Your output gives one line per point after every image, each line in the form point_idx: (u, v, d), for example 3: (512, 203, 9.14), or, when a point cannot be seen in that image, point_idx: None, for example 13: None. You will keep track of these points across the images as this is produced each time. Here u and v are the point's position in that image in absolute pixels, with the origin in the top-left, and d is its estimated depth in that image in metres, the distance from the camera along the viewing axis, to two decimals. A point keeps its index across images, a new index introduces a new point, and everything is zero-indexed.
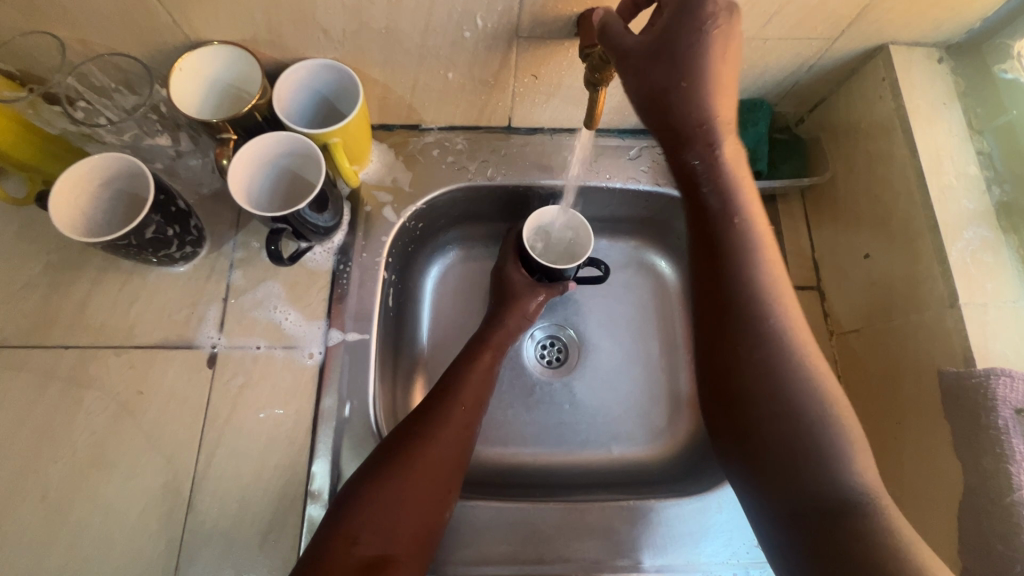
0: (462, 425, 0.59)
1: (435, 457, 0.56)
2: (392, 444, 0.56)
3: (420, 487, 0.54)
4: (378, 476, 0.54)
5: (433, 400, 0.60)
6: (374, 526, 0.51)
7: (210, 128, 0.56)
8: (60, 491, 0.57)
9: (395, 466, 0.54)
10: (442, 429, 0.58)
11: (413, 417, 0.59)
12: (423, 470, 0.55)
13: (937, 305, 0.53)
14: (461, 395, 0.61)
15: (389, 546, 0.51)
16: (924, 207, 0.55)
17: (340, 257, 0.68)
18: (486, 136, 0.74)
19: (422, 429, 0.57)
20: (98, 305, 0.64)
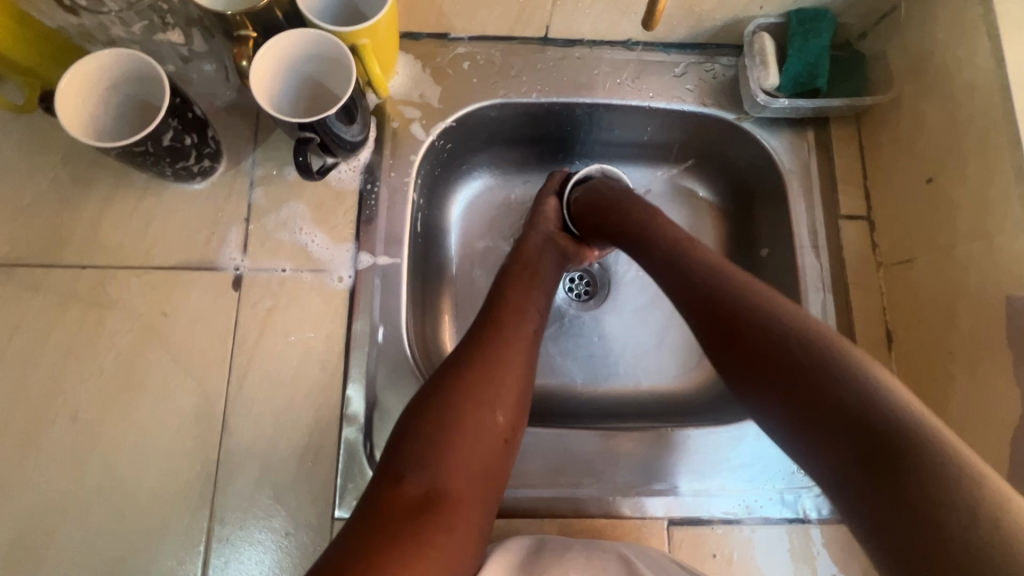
0: (518, 358, 0.54)
1: (492, 390, 0.51)
2: (440, 379, 0.52)
3: (473, 422, 0.49)
4: (429, 410, 0.50)
5: (480, 334, 0.56)
6: (429, 463, 0.46)
7: (226, 24, 0.51)
8: (90, 411, 0.56)
9: (449, 398, 0.50)
10: (499, 365, 0.53)
11: (461, 351, 0.54)
12: (478, 408, 0.50)
13: (1009, 229, 0.50)
14: (509, 327, 0.56)
15: (441, 479, 0.46)
16: (1006, 122, 0.51)
17: (367, 177, 0.64)
18: (520, 48, 0.69)
19: (472, 364, 0.52)
20: (113, 224, 0.60)
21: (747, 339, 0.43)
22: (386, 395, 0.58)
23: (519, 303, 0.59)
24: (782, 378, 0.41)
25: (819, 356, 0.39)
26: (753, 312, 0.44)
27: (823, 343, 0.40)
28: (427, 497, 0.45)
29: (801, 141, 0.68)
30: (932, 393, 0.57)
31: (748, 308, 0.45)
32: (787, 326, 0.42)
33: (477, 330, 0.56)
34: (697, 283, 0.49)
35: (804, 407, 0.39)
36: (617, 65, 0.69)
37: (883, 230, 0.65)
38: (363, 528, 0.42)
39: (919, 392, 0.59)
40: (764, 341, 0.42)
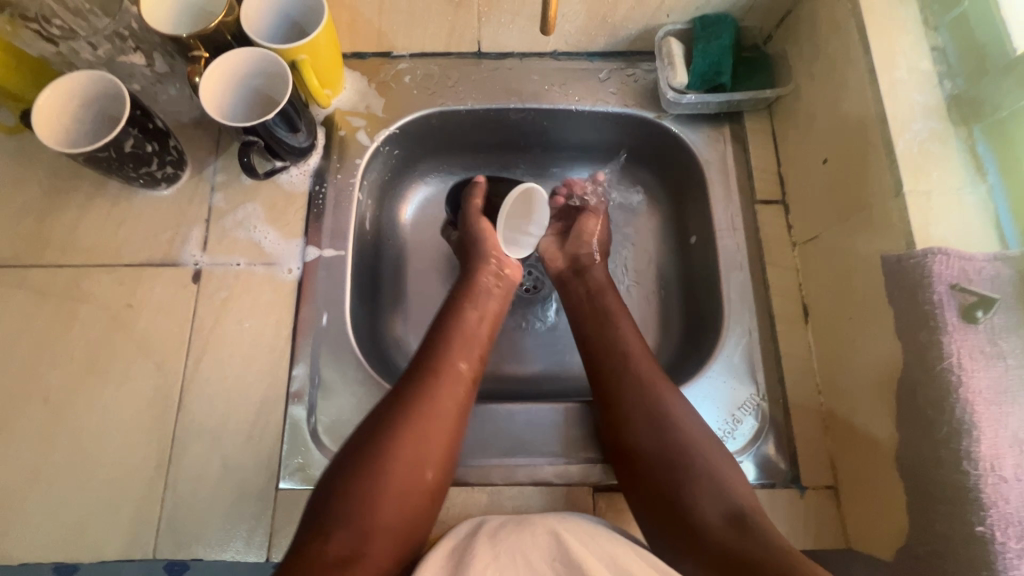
0: (444, 414, 0.55)
1: (420, 445, 0.53)
2: (365, 437, 0.53)
3: (400, 481, 0.51)
4: (353, 465, 0.51)
5: (408, 387, 0.56)
6: (354, 522, 0.48)
7: (180, 46, 0.58)
8: (59, 395, 0.62)
9: (378, 453, 0.51)
10: (424, 419, 0.54)
11: (390, 402, 0.55)
12: (404, 466, 0.51)
13: (884, 197, 0.54)
14: (445, 374, 0.58)
15: (363, 540, 0.48)
16: (875, 102, 0.56)
17: (316, 180, 0.70)
18: (457, 62, 0.76)
19: (398, 418, 0.54)
20: (86, 227, 0.67)
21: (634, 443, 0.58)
22: (329, 375, 0.63)
23: (457, 350, 0.60)
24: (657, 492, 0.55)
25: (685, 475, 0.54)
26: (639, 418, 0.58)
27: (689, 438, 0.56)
28: (349, 557, 0.46)
29: (717, 135, 0.73)
30: (842, 358, 0.60)
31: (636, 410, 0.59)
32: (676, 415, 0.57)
33: (408, 382, 0.57)
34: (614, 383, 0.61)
35: (658, 459, 0.56)
36: (546, 73, 0.76)
37: (796, 211, 0.69)
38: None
39: (832, 357, 0.62)
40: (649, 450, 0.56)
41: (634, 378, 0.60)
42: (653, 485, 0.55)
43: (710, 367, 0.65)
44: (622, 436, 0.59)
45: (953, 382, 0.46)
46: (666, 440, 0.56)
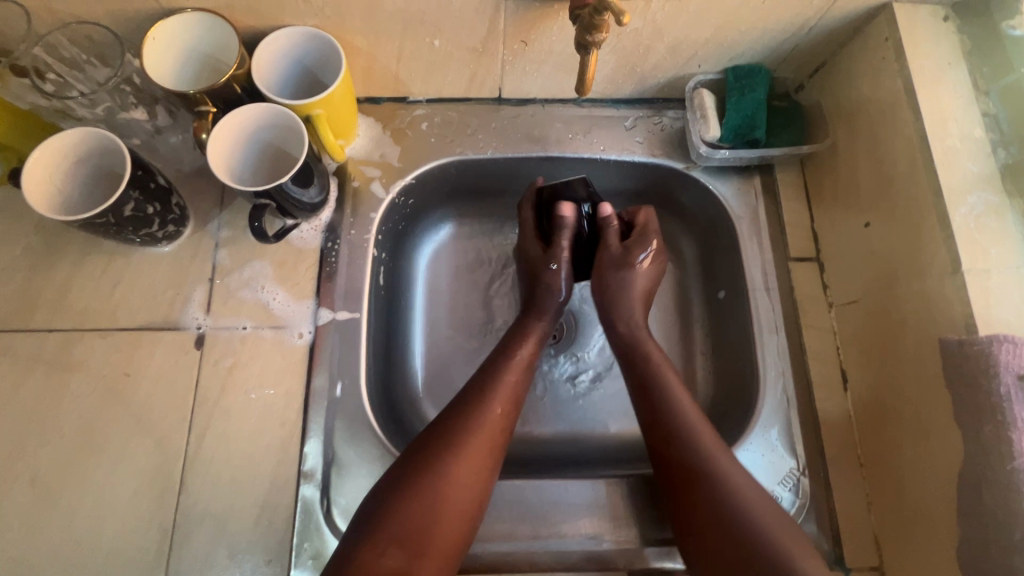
0: (496, 434, 0.55)
1: (473, 463, 0.52)
2: (423, 449, 0.52)
3: (453, 500, 0.50)
4: (409, 478, 0.50)
5: (467, 402, 0.56)
6: (406, 538, 0.47)
7: (187, 101, 0.54)
8: (49, 474, 0.57)
9: (433, 470, 0.51)
10: (478, 436, 0.54)
11: (449, 422, 0.54)
12: (459, 484, 0.51)
13: (939, 272, 0.52)
14: (497, 396, 0.57)
15: (416, 559, 0.47)
16: (927, 170, 0.53)
17: (328, 235, 0.66)
18: (476, 108, 0.72)
19: (457, 434, 0.53)
20: (79, 288, 0.62)
21: (702, 513, 0.51)
22: (344, 451, 0.59)
23: (512, 378, 0.59)
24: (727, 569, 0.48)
25: (750, 538, 0.48)
26: (710, 490, 0.51)
27: (750, 509, 0.50)
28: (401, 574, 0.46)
29: (748, 187, 0.70)
30: (887, 434, 0.57)
31: (704, 479, 0.52)
32: (733, 487, 0.51)
33: (468, 395, 0.57)
34: (675, 445, 0.55)
35: (724, 540, 0.49)
36: (570, 119, 0.72)
37: (831, 271, 0.66)
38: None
39: (877, 430, 0.59)
40: (714, 524, 0.50)
41: (681, 419, 0.56)
42: (729, 550, 0.49)
43: (750, 436, 0.61)
44: (694, 505, 0.52)
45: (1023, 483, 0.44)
46: (719, 509, 0.50)
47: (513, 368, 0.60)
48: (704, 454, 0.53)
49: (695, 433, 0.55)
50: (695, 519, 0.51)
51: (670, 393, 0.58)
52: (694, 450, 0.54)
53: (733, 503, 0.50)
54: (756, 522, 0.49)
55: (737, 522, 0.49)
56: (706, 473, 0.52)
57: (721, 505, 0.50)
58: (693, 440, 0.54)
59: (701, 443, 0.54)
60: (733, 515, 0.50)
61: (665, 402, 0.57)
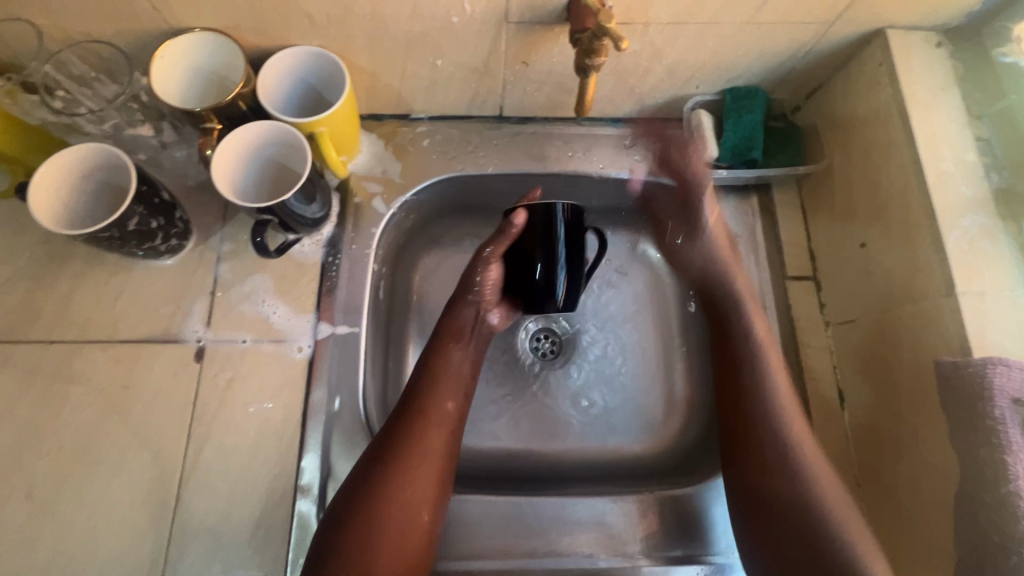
0: (435, 448, 0.56)
1: (413, 483, 0.53)
2: (365, 478, 0.53)
3: (397, 526, 0.51)
4: (350, 514, 0.51)
5: (396, 421, 0.56)
6: (355, 573, 0.49)
7: (193, 118, 0.55)
8: (46, 486, 0.57)
9: (368, 499, 0.51)
10: (419, 456, 0.54)
11: (379, 443, 0.55)
12: (400, 509, 0.52)
13: (934, 294, 0.53)
14: (429, 407, 0.57)
15: None
16: (922, 193, 0.55)
17: (329, 249, 0.67)
18: (477, 125, 0.73)
19: (393, 459, 0.54)
20: (80, 300, 0.63)
21: (767, 467, 0.55)
22: (341, 465, 0.59)
23: (442, 389, 0.59)
24: (770, 507, 0.54)
25: (806, 502, 0.53)
26: (768, 446, 0.55)
27: (804, 469, 0.54)
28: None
29: (745, 206, 0.71)
30: (881, 454, 0.57)
31: (766, 439, 0.56)
32: (798, 442, 0.55)
33: (399, 415, 0.57)
34: (752, 398, 0.58)
35: (785, 492, 0.54)
36: (570, 136, 0.73)
37: (828, 290, 0.66)
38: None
39: (871, 450, 0.58)
40: (759, 446, 0.56)
41: (765, 379, 0.59)
42: (774, 513, 0.54)
43: None
44: (762, 475, 0.55)
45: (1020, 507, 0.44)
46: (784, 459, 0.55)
47: (450, 380, 0.60)
48: (773, 416, 0.57)
49: (783, 409, 0.57)
50: (760, 467, 0.55)
51: (760, 369, 0.60)
52: (762, 412, 0.57)
53: (798, 453, 0.54)
54: (808, 480, 0.54)
55: (803, 472, 0.54)
56: (785, 430, 0.56)
57: (781, 461, 0.54)
58: (772, 401, 0.58)
59: (778, 406, 0.57)
60: (801, 481, 0.54)
61: (754, 362, 0.60)
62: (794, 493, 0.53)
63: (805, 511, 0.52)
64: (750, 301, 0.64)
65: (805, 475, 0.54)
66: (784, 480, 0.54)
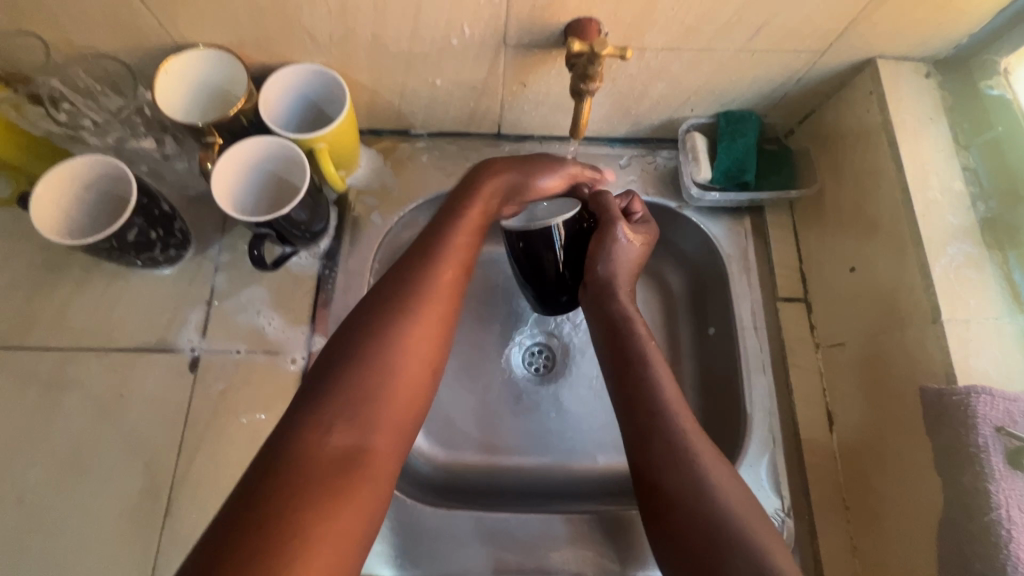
0: (443, 291, 0.52)
1: (417, 330, 0.49)
2: (366, 326, 0.48)
3: (403, 377, 0.47)
4: (347, 358, 0.46)
5: (405, 272, 0.52)
6: (353, 415, 0.44)
7: (195, 132, 0.56)
8: (36, 492, 0.57)
9: (367, 346, 0.47)
10: (426, 301, 0.50)
11: (382, 299, 0.50)
12: (400, 364, 0.47)
13: (920, 320, 0.53)
14: (441, 258, 0.53)
15: (366, 435, 0.44)
16: (909, 220, 0.56)
17: (326, 262, 0.67)
18: (475, 142, 0.74)
19: (397, 305, 0.50)
20: (79, 308, 0.63)
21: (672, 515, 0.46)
22: None
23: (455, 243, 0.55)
24: None
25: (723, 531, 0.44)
26: (680, 499, 0.46)
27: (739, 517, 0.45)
28: (349, 452, 0.43)
29: (738, 227, 0.71)
30: (868, 479, 0.57)
31: (672, 460, 0.48)
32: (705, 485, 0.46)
33: (407, 270, 0.52)
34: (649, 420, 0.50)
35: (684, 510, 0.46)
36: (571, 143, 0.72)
37: (820, 312, 0.66)
38: (280, 484, 0.39)
39: (858, 476, 0.58)
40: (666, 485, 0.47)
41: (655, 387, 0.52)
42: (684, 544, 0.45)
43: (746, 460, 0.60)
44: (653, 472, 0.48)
45: (1003, 536, 0.44)
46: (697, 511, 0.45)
47: (463, 239, 0.55)
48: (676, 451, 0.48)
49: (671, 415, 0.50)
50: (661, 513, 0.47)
51: (666, 411, 0.50)
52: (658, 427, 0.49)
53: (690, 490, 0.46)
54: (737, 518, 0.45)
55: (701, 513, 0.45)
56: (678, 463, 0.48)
57: (700, 507, 0.45)
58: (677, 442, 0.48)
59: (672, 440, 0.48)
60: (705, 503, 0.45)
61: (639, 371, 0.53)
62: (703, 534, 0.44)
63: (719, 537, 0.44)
64: (649, 338, 0.56)
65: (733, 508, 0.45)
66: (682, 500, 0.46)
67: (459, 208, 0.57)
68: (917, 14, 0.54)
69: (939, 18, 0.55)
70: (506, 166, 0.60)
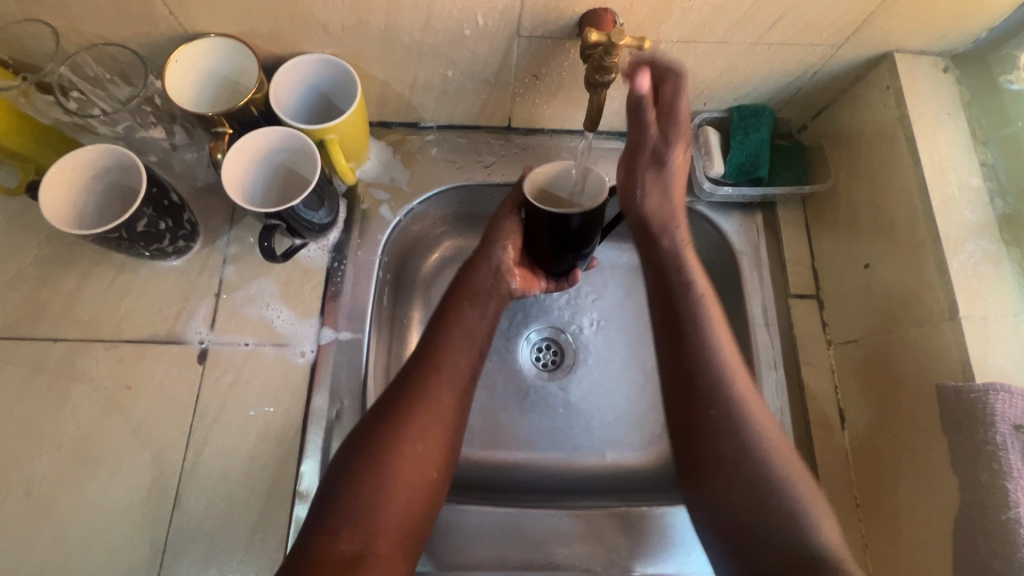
0: (447, 415, 0.53)
1: (418, 436, 0.51)
2: (372, 429, 0.51)
3: (406, 482, 0.49)
4: (356, 466, 0.49)
5: (413, 374, 0.54)
6: (360, 523, 0.47)
7: (204, 122, 0.55)
8: (45, 484, 0.57)
9: (374, 451, 0.50)
10: (430, 415, 0.52)
11: (389, 400, 0.53)
12: (404, 470, 0.50)
13: (937, 317, 0.53)
14: (444, 361, 0.55)
15: (370, 541, 0.47)
16: (926, 216, 0.55)
17: (335, 255, 0.67)
18: (485, 136, 0.73)
19: (402, 409, 0.52)
20: (86, 299, 0.63)
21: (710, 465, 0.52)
22: None
23: (458, 347, 0.57)
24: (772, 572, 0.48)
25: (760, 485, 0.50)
26: (720, 457, 0.51)
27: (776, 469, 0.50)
28: (356, 559, 0.46)
29: (749, 223, 0.71)
30: (881, 477, 0.57)
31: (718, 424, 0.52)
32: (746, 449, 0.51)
33: (411, 371, 0.55)
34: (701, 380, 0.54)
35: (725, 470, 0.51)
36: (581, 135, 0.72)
37: (832, 309, 0.65)
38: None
39: (871, 474, 0.58)
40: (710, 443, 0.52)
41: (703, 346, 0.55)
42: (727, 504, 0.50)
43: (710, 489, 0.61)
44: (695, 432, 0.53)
45: (1020, 535, 0.44)
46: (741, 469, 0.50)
47: (461, 336, 0.57)
48: (728, 409, 0.52)
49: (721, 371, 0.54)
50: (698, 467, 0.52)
51: (718, 369, 0.54)
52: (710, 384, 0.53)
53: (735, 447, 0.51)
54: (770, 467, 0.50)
55: (747, 471, 0.50)
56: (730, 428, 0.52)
57: (734, 456, 0.51)
58: (725, 400, 0.53)
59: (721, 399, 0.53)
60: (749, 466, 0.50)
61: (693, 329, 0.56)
62: (747, 492, 0.50)
63: (762, 492, 0.49)
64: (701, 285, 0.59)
65: (766, 462, 0.50)
66: (721, 460, 0.51)
67: (458, 305, 0.59)
68: (937, 7, 0.53)
69: (959, 12, 0.54)
70: (486, 243, 0.62)
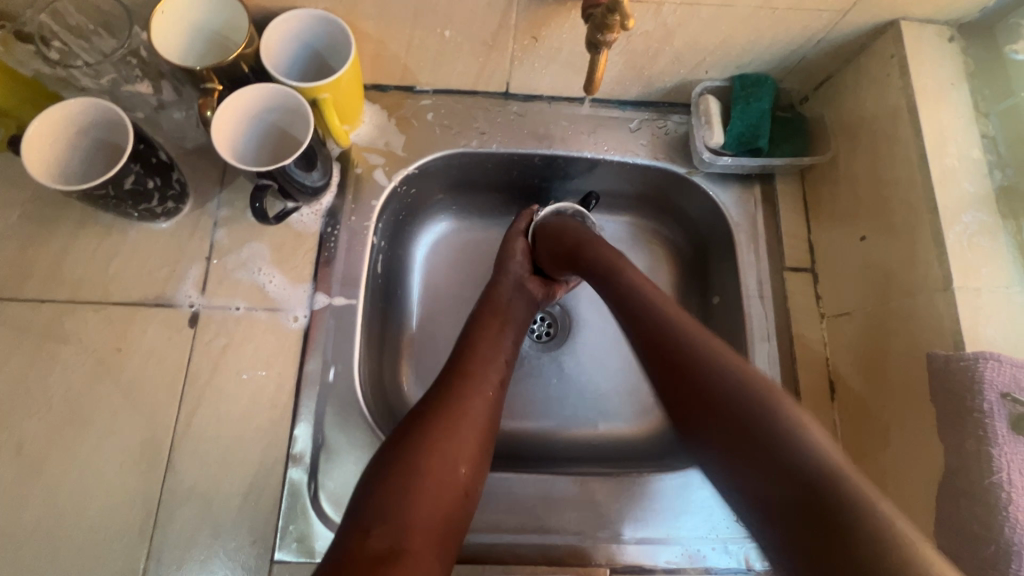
0: (480, 417, 0.55)
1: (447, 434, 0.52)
2: (405, 431, 0.52)
3: (438, 475, 0.49)
4: (390, 461, 0.50)
5: (447, 382, 0.57)
6: (392, 519, 0.45)
7: (193, 77, 0.54)
8: (35, 445, 0.57)
9: (405, 450, 0.50)
10: (461, 419, 0.53)
11: (425, 405, 0.55)
12: (437, 468, 0.49)
13: (930, 289, 0.53)
14: (471, 366, 0.59)
15: (402, 537, 0.45)
16: (925, 188, 0.55)
17: (328, 220, 0.66)
18: (482, 102, 0.72)
19: (437, 414, 0.53)
20: (73, 261, 0.62)
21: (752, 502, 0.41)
22: (334, 436, 0.59)
23: (487, 353, 0.61)
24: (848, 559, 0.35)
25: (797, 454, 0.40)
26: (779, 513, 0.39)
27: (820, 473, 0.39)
28: (389, 555, 0.43)
29: (747, 195, 0.70)
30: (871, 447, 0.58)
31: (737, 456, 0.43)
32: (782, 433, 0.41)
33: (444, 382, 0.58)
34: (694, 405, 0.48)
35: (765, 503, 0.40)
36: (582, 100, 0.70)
37: (826, 282, 0.66)
38: None
39: (860, 444, 0.59)
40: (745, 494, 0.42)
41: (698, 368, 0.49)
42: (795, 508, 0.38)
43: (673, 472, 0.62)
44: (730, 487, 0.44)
45: (1002, 497, 0.45)
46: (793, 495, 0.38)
47: (490, 350, 0.61)
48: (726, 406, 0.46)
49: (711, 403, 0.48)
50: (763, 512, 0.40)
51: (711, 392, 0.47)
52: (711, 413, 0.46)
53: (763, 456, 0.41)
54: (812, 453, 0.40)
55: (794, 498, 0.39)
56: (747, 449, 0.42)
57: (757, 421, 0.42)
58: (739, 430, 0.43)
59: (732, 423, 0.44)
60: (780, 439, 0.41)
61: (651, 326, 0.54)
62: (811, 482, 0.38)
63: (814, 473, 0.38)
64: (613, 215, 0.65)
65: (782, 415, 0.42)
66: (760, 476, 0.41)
67: (486, 320, 0.64)
68: None
69: None
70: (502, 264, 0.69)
